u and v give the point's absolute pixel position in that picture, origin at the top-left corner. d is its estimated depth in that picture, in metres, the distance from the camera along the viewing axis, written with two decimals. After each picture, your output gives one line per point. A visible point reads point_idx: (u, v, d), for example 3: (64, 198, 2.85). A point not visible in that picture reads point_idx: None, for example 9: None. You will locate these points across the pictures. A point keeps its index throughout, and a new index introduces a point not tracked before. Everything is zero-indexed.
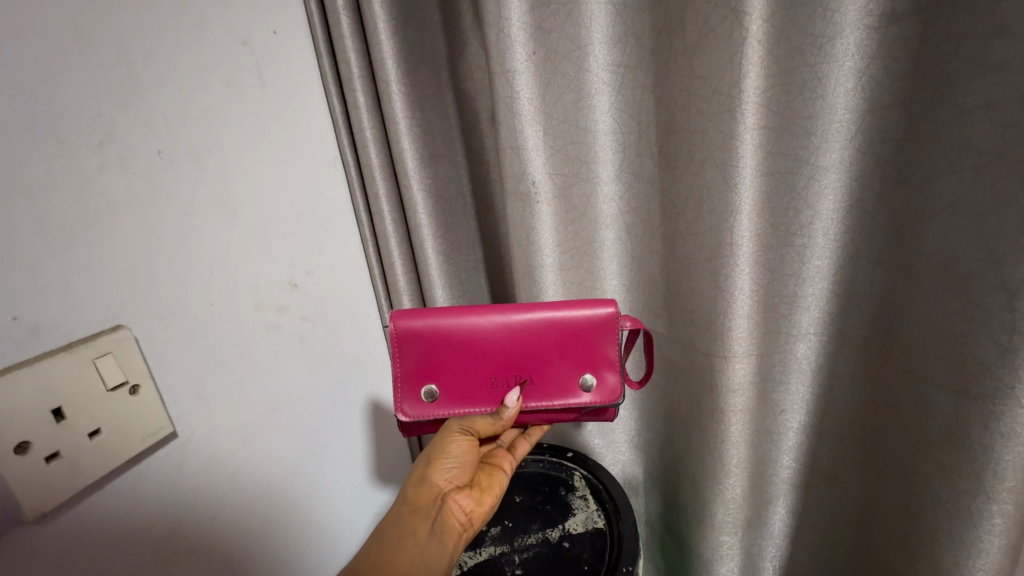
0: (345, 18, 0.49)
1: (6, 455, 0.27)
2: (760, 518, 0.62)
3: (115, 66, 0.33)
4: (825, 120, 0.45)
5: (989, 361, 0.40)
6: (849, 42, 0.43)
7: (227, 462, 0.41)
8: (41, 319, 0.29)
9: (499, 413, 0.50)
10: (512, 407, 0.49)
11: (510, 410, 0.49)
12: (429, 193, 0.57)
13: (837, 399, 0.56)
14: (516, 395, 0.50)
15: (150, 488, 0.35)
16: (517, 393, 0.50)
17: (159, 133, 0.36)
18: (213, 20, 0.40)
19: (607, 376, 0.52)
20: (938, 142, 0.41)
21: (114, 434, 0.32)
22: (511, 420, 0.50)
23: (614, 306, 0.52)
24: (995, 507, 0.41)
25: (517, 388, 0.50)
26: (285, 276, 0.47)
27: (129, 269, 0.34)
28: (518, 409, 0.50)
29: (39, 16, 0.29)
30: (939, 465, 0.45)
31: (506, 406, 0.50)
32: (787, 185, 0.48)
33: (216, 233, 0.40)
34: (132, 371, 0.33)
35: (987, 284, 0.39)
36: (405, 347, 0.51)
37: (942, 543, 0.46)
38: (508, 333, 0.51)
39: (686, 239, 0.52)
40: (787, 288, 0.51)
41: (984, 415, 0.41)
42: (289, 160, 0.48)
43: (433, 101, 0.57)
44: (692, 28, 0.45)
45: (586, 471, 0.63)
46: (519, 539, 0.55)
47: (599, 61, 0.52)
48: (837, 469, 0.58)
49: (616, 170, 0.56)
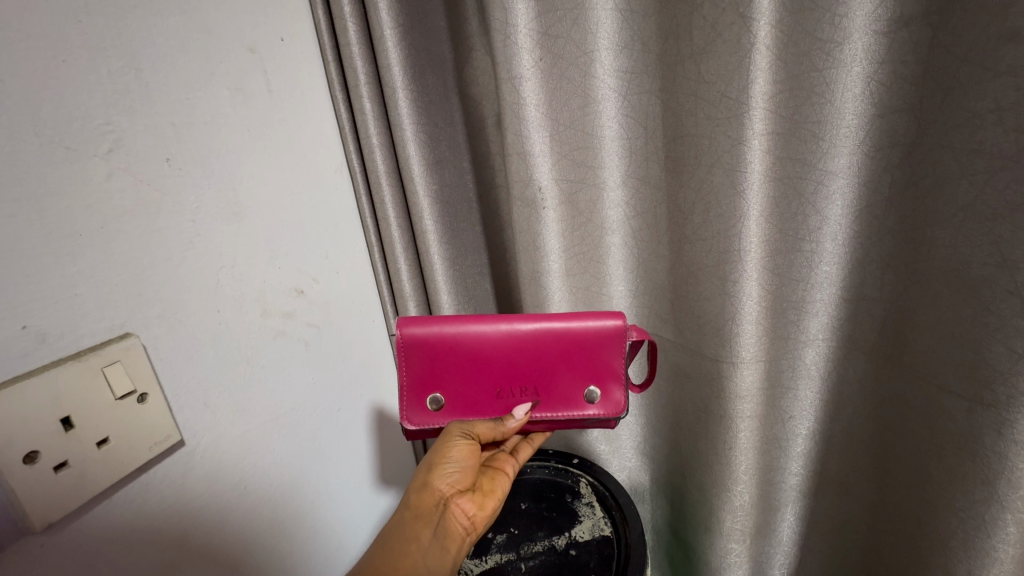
0: (351, 25, 0.49)
1: (15, 465, 0.27)
2: (767, 526, 0.61)
3: (123, 73, 0.33)
4: (834, 125, 0.45)
5: (1003, 367, 0.39)
6: (857, 47, 0.43)
7: (233, 469, 0.41)
8: (49, 327, 0.29)
9: (504, 421, 0.50)
10: (517, 419, 0.49)
11: (514, 422, 0.49)
12: (436, 198, 0.57)
13: (845, 406, 0.55)
14: (524, 410, 0.50)
15: (155, 497, 0.35)
16: (524, 408, 0.50)
17: (167, 140, 0.36)
18: (220, 27, 0.40)
19: (612, 390, 0.51)
20: (948, 146, 0.41)
21: (122, 443, 0.32)
22: (514, 431, 0.50)
23: (622, 318, 0.51)
24: (1010, 515, 0.41)
25: (527, 403, 0.50)
26: (291, 281, 0.47)
27: (137, 276, 0.34)
28: (524, 422, 0.50)
29: (47, 25, 0.29)
30: (953, 473, 0.44)
31: (512, 417, 0.50)
32: (796, 190, 0.47)
33: (222, 239, 0.40)
34: (139, 379, 0.33)
35: (999, 289, 0.39)
36: (410, 354, 0.51)
37: (955, 552, 0.45)
38: (514, 343, 0.51)
39: (693, 244, 0.52)
40: (796, 293, 0.51)
41: (997, 422, 0.40)
42: (296, 166, 0.48)
43: (439, 106, 0.56)
44: (699, 32, 0.45)
45: (592, 477, 0.63)
46: (525, 546, 0.55)
47: (605, 67, 0.52)
48: (846, 476, 0.57)
49: (622, 175, 0.56)
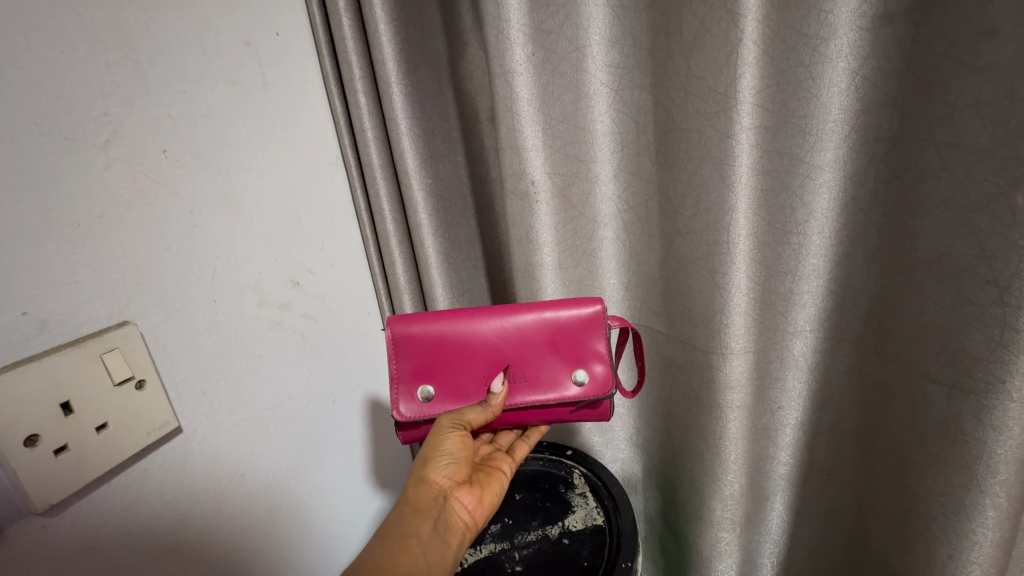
0: (345, 20, 0.50)
1: (16, 447, 0.27)
2: (758, 515, 0.63)
3: (120, 64, 0.33)
4: (821, 119, 0.46)
5: (982, 355, 0.40)
6: (843, 43, 0.43)
7: (230, 458, 0.42)
8: (49, 315, 0.30)
9: (487, 401, 0.50)
10: (498, 394, 0.50)
11: (498, 397, 0.50)
12: (430, 192, 0.58)
13: (833, 396, 0.56)
14: (501, 380, 0.51)
15: (154, 482, 0.36)
16: (501, 379, 0.51)
17: (166, 133, 0.36)
18: (217, 21, 0.41)
19: (595, 368, 0.52)
20: (930, 140, 0.42)
21: (120, 428, 0.32)
22: (500, 407, 0.50)
23: (600, 303, 0.53)
24: (988, 499, 0.42)
25: (501, 373, 0.51)
26: (287, 272, 0.47)
27: (137, 264, 0.34)
28: (505, 396, 0.50)
29: (50, 17, 0.30)
30: (934, 460, 0.45)
31: (494, 393, 0.50)
32: (783, 183, 0.48)
33: (220, 231, 0.40)
34: (137, 366, 0.34)
35: (978, 280, 0.40)
36: (400, 350, 0.52)
37: (937, 537, 0.46)
38: (500, 332, 0.53)
39: (683, 238, 0.53)
40: (784, 285, 0.52)
41: (976, 409, 0.41)
42: (292, 159, 0.48)
43: (434, 102, 0.57)
44: (688, 28, 0.46)
45: (585, 468, 0.64)
46: (519, 536, 0.56)
47: (597, 62, 0.53)
48: (835, 465, 0.58)
49: (614, 169, 0.57)
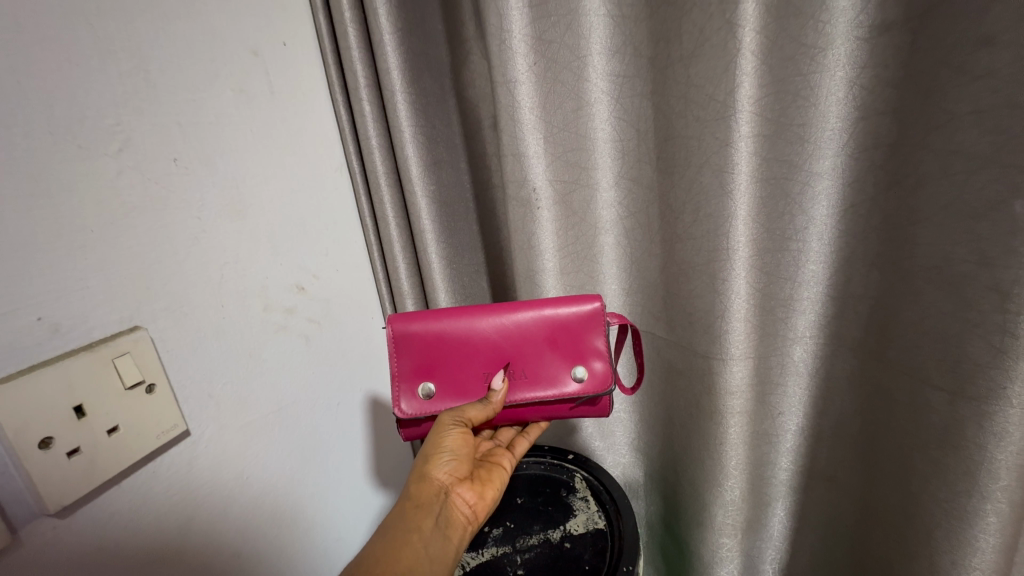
0: (351, 29, 0.51)
1: (30, 450, 0.28)
2: (759, 520, 0.63)
3: (131, 74, 0.34)
4: (817, 129, 0.47)
5: (983, 361, 0.40)
6: (839, 52, 0.44)
7: (237, 461, 0.43)
8: (62, 319, 0.31)
9: (487, 398, 0.50)
10: (498, 391, 0.50)
11: (497, 394, 0.50)
12: (433, 198, 0.59)
13: (832, 400, 0.57)
14: (501, 378, 0.51)
15: (163, 485, 0.36)
16: (501, 377, 0.51)
17: (173, 139, 0.37)
18: (226, 31, 0.42)
19: (595, 365, 0.53)
20: (930, 147, 0.42)
21: (130, 430, 0.33)
22: (500, 404, 0.50)
23: (599, 300, 0.54)
24: (990, 505, 0.42)
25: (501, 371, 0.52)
26: (292, 278, 0.48)
27: (146, 268, 0.35)
28: (505, 393, 0.50)
29: (60, 28, 0.30)
30: (936, 466, 0.46)
31: (494, 390, 0.50)
32: (782, 190, 0.49)
33: (227, 236, 0.41)
34: (147, 370, 0.35)
35: (980, 286, 0.40)
36: (401, 348, 0.52)
37: (939, 543, 0.46)
38: (500, 330, 0.53)
39: (684, 243, 0.53)
40: (783, 291, 0.53)
41: (978, 415, 0.41)
42: (297, 165, 0.49)
43: (436, 108, 0.58)
44: (687, 37, 0.46)
45: (586, 472, 0.64)
46: (520, 539, 0.56)
47: (598, 70, 0.53)
48: (835, 470, 0.59)
49: (615, 176, 0.58)
